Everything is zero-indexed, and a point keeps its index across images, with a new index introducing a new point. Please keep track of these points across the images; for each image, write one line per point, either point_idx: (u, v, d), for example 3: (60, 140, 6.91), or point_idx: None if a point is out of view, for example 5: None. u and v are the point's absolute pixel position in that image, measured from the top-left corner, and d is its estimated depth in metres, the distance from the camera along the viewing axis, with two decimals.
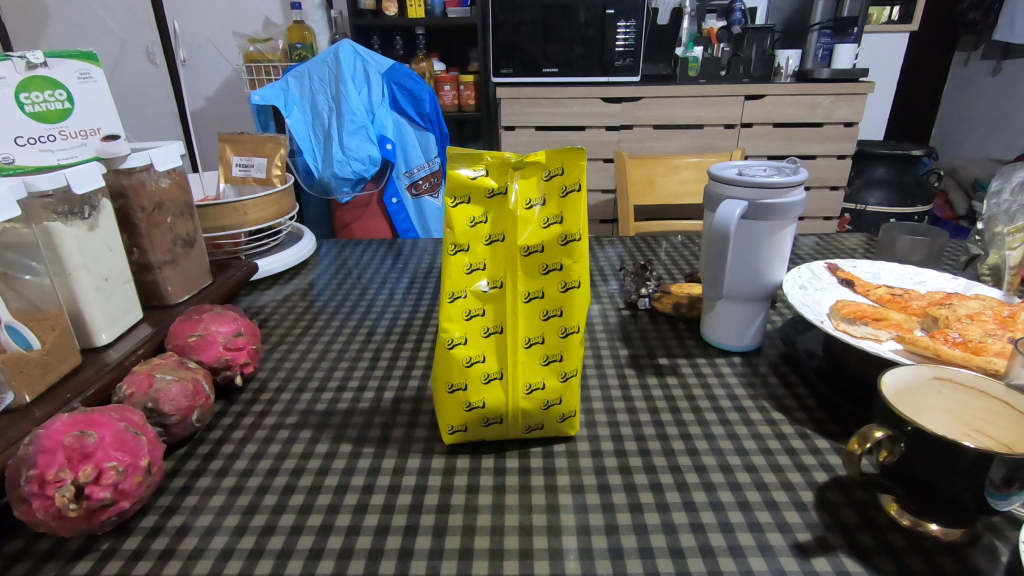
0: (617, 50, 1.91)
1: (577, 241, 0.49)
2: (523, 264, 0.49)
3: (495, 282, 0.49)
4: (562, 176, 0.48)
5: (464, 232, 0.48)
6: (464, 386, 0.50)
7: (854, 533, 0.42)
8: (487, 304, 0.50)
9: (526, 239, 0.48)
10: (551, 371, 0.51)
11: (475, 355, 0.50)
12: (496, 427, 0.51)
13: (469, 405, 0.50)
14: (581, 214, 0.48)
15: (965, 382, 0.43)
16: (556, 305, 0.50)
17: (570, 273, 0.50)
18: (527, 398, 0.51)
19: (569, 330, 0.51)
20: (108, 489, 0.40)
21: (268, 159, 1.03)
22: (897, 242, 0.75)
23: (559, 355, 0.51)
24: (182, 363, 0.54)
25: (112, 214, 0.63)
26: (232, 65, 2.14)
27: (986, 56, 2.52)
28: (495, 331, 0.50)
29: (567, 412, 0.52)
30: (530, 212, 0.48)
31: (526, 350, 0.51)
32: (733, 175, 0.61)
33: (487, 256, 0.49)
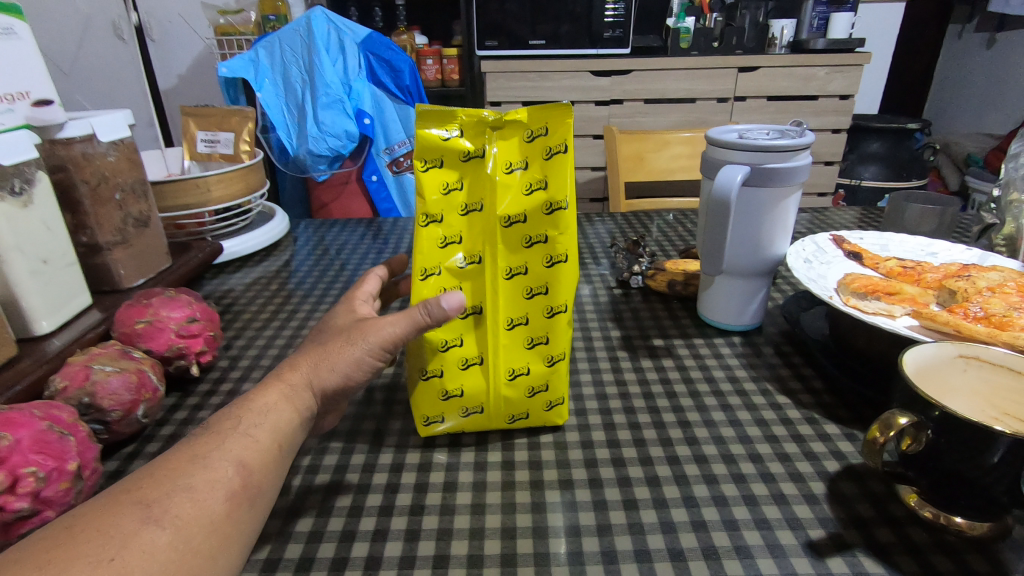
0: (606, 19, 1.83)
1: (563, 209, 0.43)
2: (503, 235, 0.44)
3: (472, 257, 0.44)
4: (545, 136, 0.43)
5: (436, 201, 0.43)
6: (439, 372, 0.45)
7: (870, 528, 0.38)
8: (464, 282, 0.45)
9: (505, 208, 0.43)
10: (537, 356, 0.46)
11: (452, 339, 0.45)
12: (476, 418, 0.47)
13: (446, 393, 0.46)
14: (569, 180, 0.43)
15: (995, 361, 0.39)
16: (541, 282, 0.45)
17: (556, 245, 0.44)
18: (510, 385, 0.46)
19: (556, 310, 0.46)
20: (27, 498, 0.35)
21: (235, 133, 0.97)
22: (906, 211, 0.70)
23: (545, 338, 0.46)
24: (126, 353, 0.49)
25: (51, 189, 0.57)
26: (204, 40, 2.05)
27: (981, 28, 2.48)
28: (474, 312, 0.45)
29: (555, 400, 0.47)
30: (511, 177, 0.43)
31: (508, 332, 0.46)
32: (732, 138, 0.56)
33: (462, 228, 0.44)
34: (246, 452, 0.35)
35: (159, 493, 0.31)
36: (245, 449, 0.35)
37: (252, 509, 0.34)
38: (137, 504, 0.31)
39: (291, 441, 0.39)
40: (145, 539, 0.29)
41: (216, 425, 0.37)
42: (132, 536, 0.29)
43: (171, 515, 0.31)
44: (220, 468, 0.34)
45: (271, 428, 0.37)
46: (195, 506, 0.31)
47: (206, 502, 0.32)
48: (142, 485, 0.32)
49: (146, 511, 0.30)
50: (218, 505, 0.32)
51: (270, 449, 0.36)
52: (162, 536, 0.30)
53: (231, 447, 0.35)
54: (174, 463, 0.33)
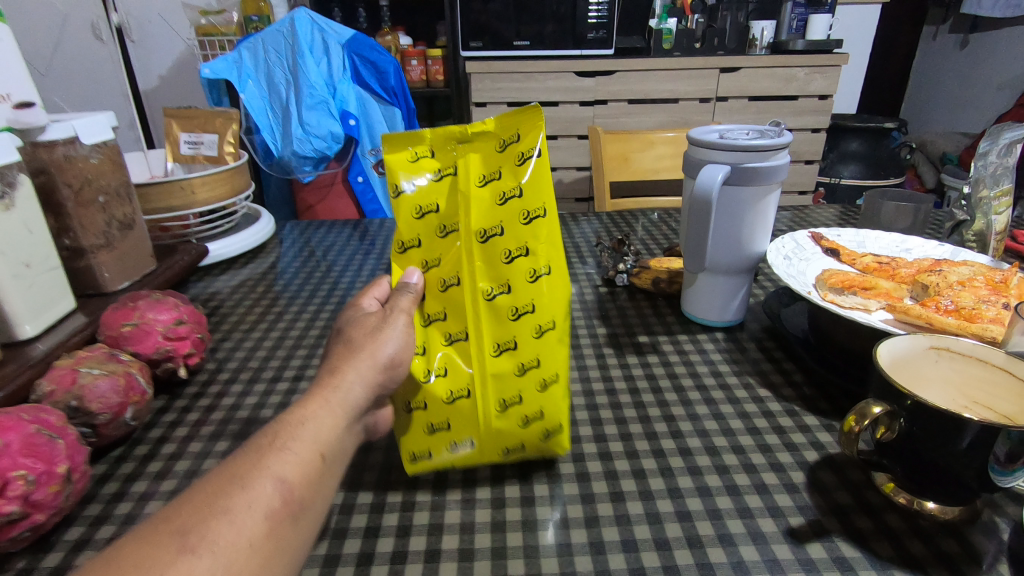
0: (590, 20, 1.84)
1: (542, 217, 0.43)
2: (481, 251, 0.44)
3: (451, 278, 0.45)
4: (517, 142, 0.44)
5: (411, 224, 0.46)
6: (424, 404, 0.43)
7: (849, 515, 0.40)
8: (447, 306, 0.45)
9: (479, 221, 0.44)
10: (530, 381, 0.43)
11: (436, 368, 0.44)
12: (468, 453, 0.43)
13: (433, 426, 0.43)
14: (548, 185, 0.43)
15: (962, 351, 0.40)
16: (527, 300, 0.43)
17: (537, 256, 0.43)
18: (502, 416, 0.43)
19: (545, 329, 0.43)
20: (17, 502, 0.35)
21: (219, 135, 0.96)
22: (882, 208, 0.72)
23: (536, 361, 0.43)
24: (114, 357, 0.49)
25: (33, 193, 0.57)
26: (184, 40, 2.04)
27: (954, 30, 2.55)
28: (459, 338, 0.44)
29: (552, 427, 0.43)
30: (484, 188, 0.44)
31: (495, 358, 0.44)
32: (714, 139, 0.57)
33: (440, 249, 0.45)
34: (289, 467, 0.31)
35: (201, 518, 0.28)
36: (287, 465, 0.32)
37: (297, 528, 0.31)
38: (174, 532, 0.27)
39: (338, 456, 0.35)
40: (184, 569, 0.26)
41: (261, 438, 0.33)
42: (168, 566, 0.26)
43: (210, 540, 0.27)
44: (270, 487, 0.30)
45: (311, 439, 0.34)
46: (236, 532, 0.28)
47: (248, 525, 0.28)
48: (179, 509, 0.28)
49: (183, 540, 0.27)
50: (261, 528, 0.29)
51: (315, 461, 0.33)
52: (201, 565, 0.26)
53: (278, 464, 0.31)
54: (210, 484, 0.30)
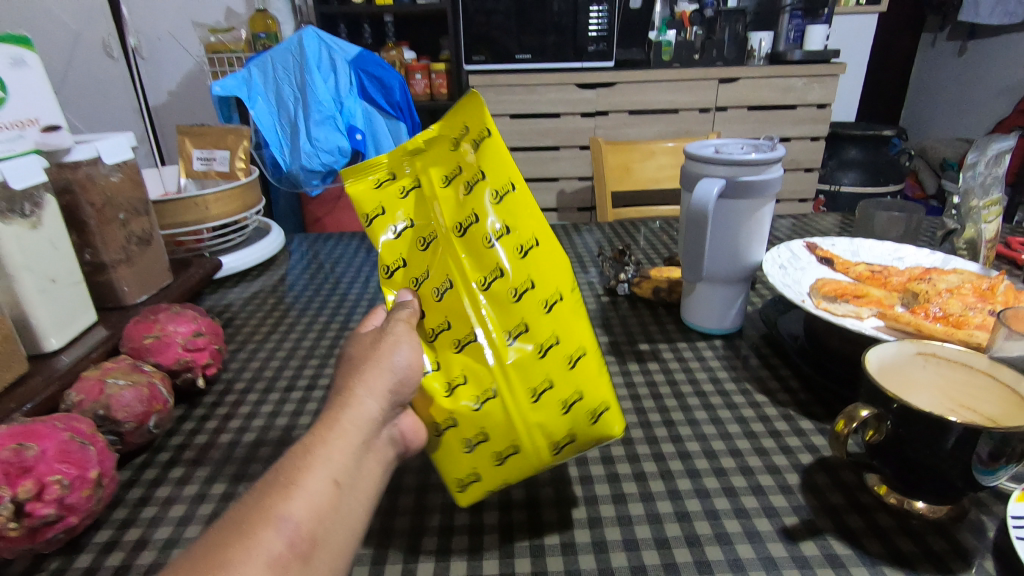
0: (590, 34, 1.88)
1: (512, 192, 0.42)
2: (462, 244, 0.43)
3: (444, 284, 0.43)
4: (465, 132, 0.44)
5: (389, 248, 0.46)
6: (452, 419, 0.40)
7: (841, 515, 0.41)
8: (448, 314, 0.43)
9: (451, 218, 0.44)
10: (555, 361, 0.41)
11: (454, 378, 0.41)
12: (516, 460, 0.40)
13: (468, 442, 0.41)
14: (505, 161, 0.42)
15: (948, 356, 0.42)
16: (524, 278, 0.42)
17: (521, 232, 0.42)
18: (536, 407, 0.40)
19: (553, 302, 0.42)
20: (52, 505, 0.37)
21: (231, 151, 0.99)
22: (875, 218, 0.74)
23: (555, 339, 0.41)
24: (137, 367, 0.51)
25: (58, 212, 0.60)
26: (194, 57, 2.08)
27: (953, 37, 2.57)
28: (469, 340, 0.41)
29: (596, 408, 0.41)
30: (449, 187, 0.45)
31: (511, 350, 0.41)
32: (709, 153, 0.59)
33: (426, 259, 0.45)
34: (290, 505, 0.29)
35: None
36: (287, 503, 0.29)
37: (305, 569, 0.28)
38: None
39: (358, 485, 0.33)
40: None
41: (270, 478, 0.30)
42: None
43: None
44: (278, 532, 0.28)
45: (313, 469, 0.31)
46: None
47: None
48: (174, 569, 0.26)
49: None
50: None
51: (323, 492, 0.30)
52: None
53: (284, 506, 0.29)
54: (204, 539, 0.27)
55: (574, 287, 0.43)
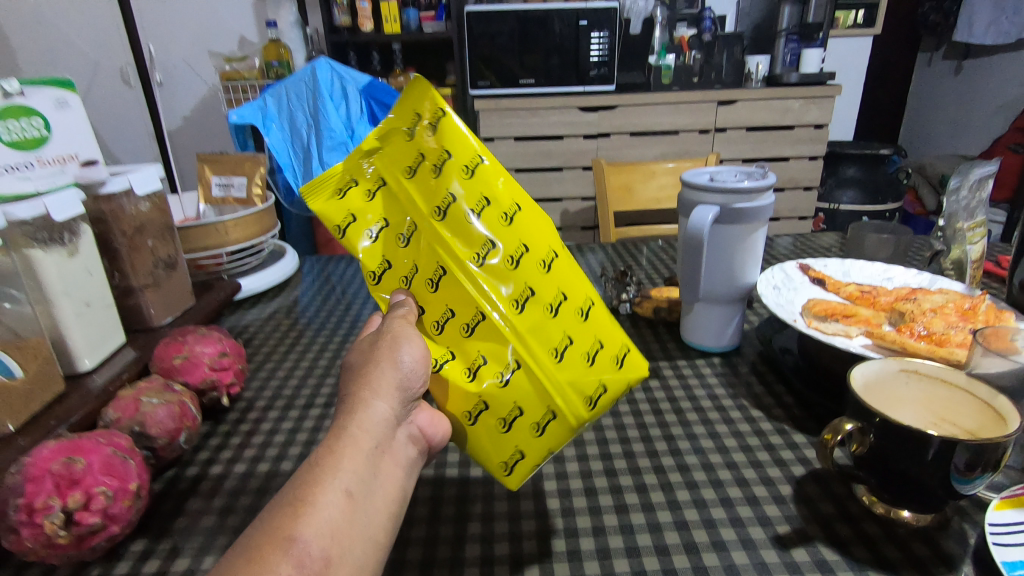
0: (591, 59, 1.94)
1: (482, 163, 0.44)
2: (445, 226, 0.44)
3: (438, 273, 0.44)
4: (417, 118, 0.45)
5: (369, 255, 0.45)
6: (482, 401, 0.43)
7: (831, 524, 0.44)
8: (449, 301, 0.44)
9: (428, 205, 0.44)
10: (568, 317, 0.44)
11: (472, 360, 0.43)
12: (554, 426, 0.43)
13: (505, 421, 0.43)
14: (464, 135, 0.44)
15: (928, 373, 0.45)
16: (517, 242, 0.43)
17: (500, 200, 0.44)
18: (561, 366, 0.43)
19: (548, 260, 0.44)
20: (98, 514, 0.40)
21: (248, 178, 1.04)
22: (866, 240, 0.77)
23: (562, 294, 0.44)
24: (169, 386, 0.54)
25: (93, 240, 0.64)
26: (208, 84, 2.15)
27: (948, 56, 2.62)
28: (477, 321, 0.43)
29: (617, 352, 0.45)
30: (416, 176, 0.45)
31: (522, 317, 0.43)
32: (704, 182, 0.62)
33: (412, 254, 0.45)
34: (297, 523, 0.31)
35: None
36: (293, 521, 0.31)
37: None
38: None
39: (369, 497, 0.35)
40: None
41: (283, 501, 0.32)
42: None
43: None
44: (292, 552, 0.30)
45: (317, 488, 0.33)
46: None
47: None
48: None
49: None
50: None
51: (330, 506, 0.33)
52: None
53: (295, 527, 0.31)
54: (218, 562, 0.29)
55: (559, 243, 0.46)
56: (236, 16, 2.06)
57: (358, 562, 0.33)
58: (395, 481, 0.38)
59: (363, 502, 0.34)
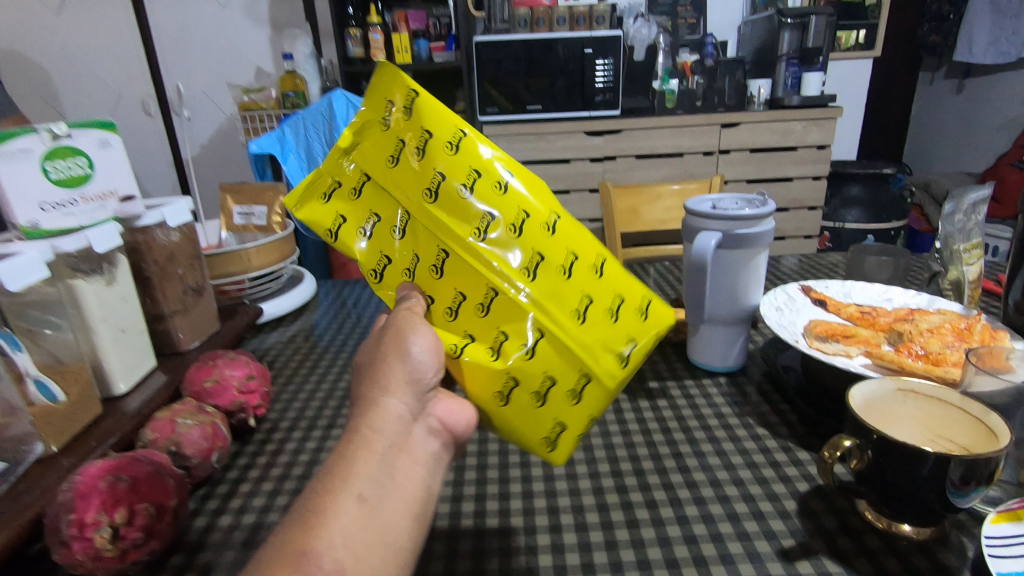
0: (597, 85, 1.99)
1: (465, 137, 0.46)
2: (439, 207, 0.46)
3: (441, 257, 0.46)
4: (388, 106, 0.47)
5: (365, 255, 0.48)
6: (513, 377, 0.45)
7: (834, 538, 0.46)
8: (457, 283, 0.46)
9: (419, 190, 0.46)
10: (584, 277, 0.47)
11: (494, 338, 0.46)
12: (589, 388, 0.47)
13: (540, 394, 0.46)
14: (441, 113, 0.46)
15: (923, 391, 0.47)
16: (518, 211, 0.46)
17: (490, 172, 0.46)
18: (585, 326, 0.47)
19: (552, 222, 0.47)
20: (140, 529, 0.43)
21: (268, 207, 1.08)
22: (866, 261, 0.80)
23: (572, 256, 0.47)
24: (201, 408, 0.57)
25: (128, 270, 0.68)
26: (226, 113, 2.23)
27: (949, 76, 2.67)
28: (491, 297, 0.46)
29: (636, 303, 0.49)
30: (400, 163, 0.47)
31: (536, 286, 0.46)
32: (707, 209, 0.65)
33: (412, 243, 0.48)
34: (306, 539, 0.33)
35: None
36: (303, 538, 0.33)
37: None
38: None
39: (381, 501, 0.36)
40: None
41: (294, 519, 0.34)
42: None
43: None
44: (303, 567, 0.32)
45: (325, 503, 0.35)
46: None
47: None
48: None
49: None
50: None
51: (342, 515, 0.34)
52: None
53: (308, 543, 0.33)
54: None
55: (557, 207, 0.49)
56: (254, 48, 2.14)
57: (376, 568, 0.34)
58: (417, 489, 0.39)
59: (377, 507, 0.36)
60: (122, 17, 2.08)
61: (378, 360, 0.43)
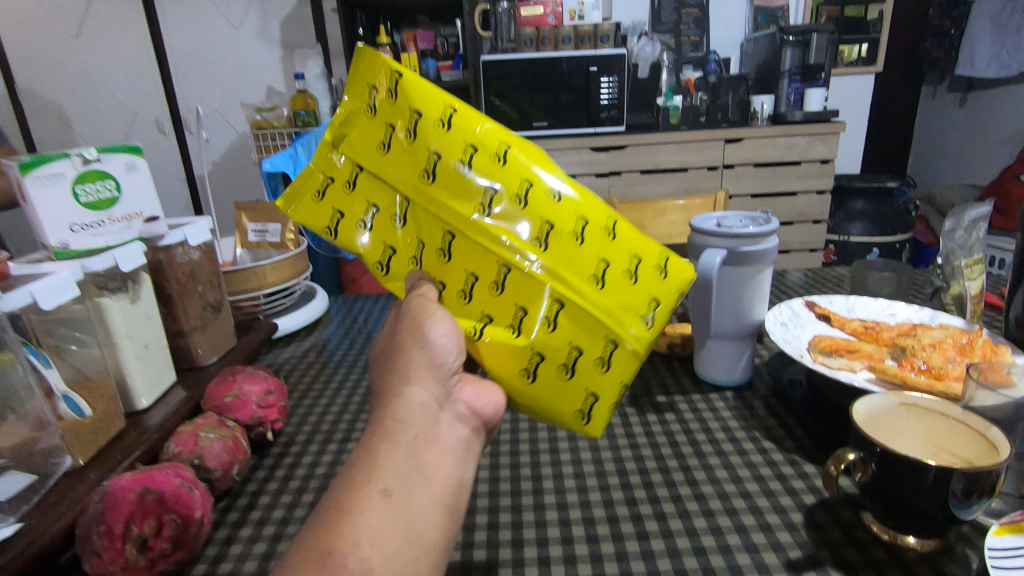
0: (602, 102, 2.03)
1: (454, 111, 0.47)
2: (439, 187, 0.47)
3: (447, 240, 0.48)
4: (373, 93, 0.48)
5: (371, 249, 0.50)
6: (539, 352, 0.48)
7: (840, 549, 0.47)
8: (465, 264, 0.48)
9: (416, 174, 0.48)
10: (597, 240, 0.48)
11: (512, 313, 0.48)
12: (618, 353, 0.48)
13: (567, 365, 0.48)
14: (425, 91, 0.47)
15: (925, 406, 0.49)
16: (520, 180, 0.47)
17: (486, 144, 0.47)
18: (605, 291, 0.48)
19: (556, 187, 0.47)
20: (167, 540, 0.45)
21: (282, 225, 1.11)
22: (869, 277, 0.81)
23: (583, 221, 0.47)
24: (222, 423, 0.59)
25: (151, 288, 0.70)
26: (238, 132, 2.27)
27: (952, 90, 2.69)
28: (503, 272, 0.47)
29: (656, 261, 0.49)
30: (392, 149, 0.48)
31: (549, 257, 0.47)
32: (712, 226, 0.67)
33: (415, 230, 0.49)
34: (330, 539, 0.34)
35: None
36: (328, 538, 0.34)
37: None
38: None
39: (406, 495, 0.38)
40: None
41: (322, 516, 0.36)
42: None
43: None
44: (327, 566, 0.33)
45: (350, 502, 0.36)
46: None
47: None
48: None
49: None
50: None
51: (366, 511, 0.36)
52: None
53: (333, 542, 0.34)
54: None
55: (562, 172, 0.49)
56: (266, 68, 2.19)
57: (405, 564, 0.35)
58: (444, 484, 0.41)
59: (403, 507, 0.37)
60: (138, 38, 2.13)
61: (398, 353, 0.45)
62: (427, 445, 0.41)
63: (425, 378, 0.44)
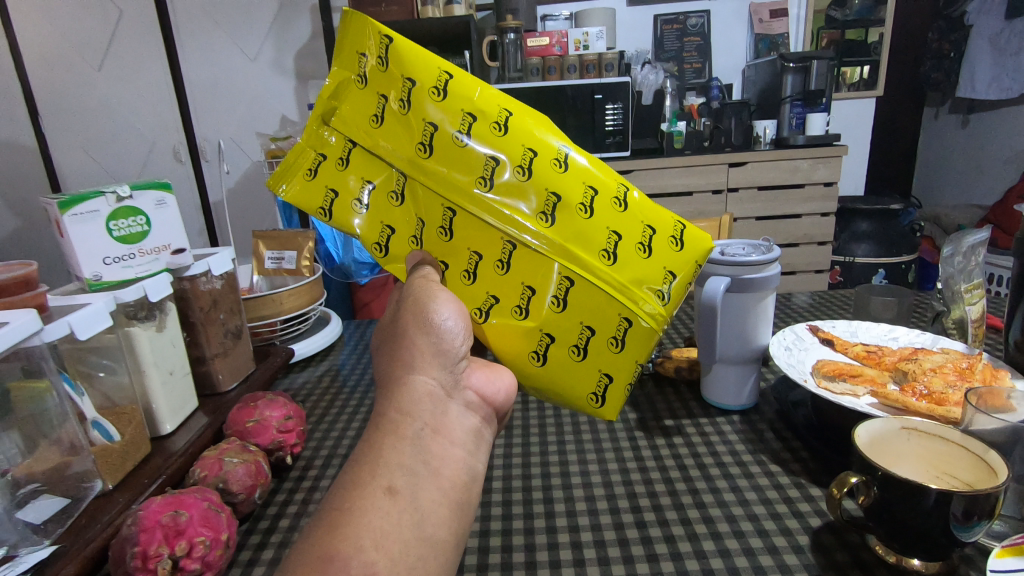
0: (607, 128, 2.08)
1: (449, 78, 0.50)
2: (439, 159, 0.51)
3: (447, 218, 0.51)
4: (364, 61, 0.51)
5: (368, 232, 0.53)
6: (548, 334, 0.52)
7: (845, 571, 0.48)
8: (469, 243, 0.52)
9: (413, 146, 0.51)
10: (605, 213, 0.51)
11: (519, 290, 0.52)
12: (632, 330, 0.52)
13: (576, 345, 0.53)
14: (417, 59, 0.50)
15: (925, 430, 0.50)
16: (523, 147, 0.50)
17: (486, 112, 0.50)
18: (616, 267, 0.52)
19: (559, 157, 0.51)
20: (197, 561, 0.47)
21: (298, 251, 1.14)
22: (871, 302, 0.83)
23: (588, 191, 0.51)
24: (245, 447, 0.62)
25: (176, 318, 0.73)
26: (253, 160, 2.34)
27: (954, 111, 2.72)
28: (508, 251, 0.51)
29: (668, 234, 0.53)
30: (384, 121, 0.51)
31: (554, 232, 0.51)
32: (716, 255, 0.69)
33: (413, 207, 0.52)
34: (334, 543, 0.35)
35: None
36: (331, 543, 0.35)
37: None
38: None
39: (413, 492, 0.39)
40: None
41: (327, 518, 0.37)
42: None
43: None
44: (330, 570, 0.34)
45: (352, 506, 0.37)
46: None
47: None
48: None
49: None
50: None
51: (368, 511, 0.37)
52: None
53: (336, 546, 0.35)
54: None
55: (563, 138, 0.52)
56: (280, 99, 2.28)
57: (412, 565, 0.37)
58: (452, 480, 0.42)
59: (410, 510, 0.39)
60: (158, 71, 2.21)
61: (401, 338, 0.47)
62: (435, 435, 0.43)
63: (430, 363, 0.46)
